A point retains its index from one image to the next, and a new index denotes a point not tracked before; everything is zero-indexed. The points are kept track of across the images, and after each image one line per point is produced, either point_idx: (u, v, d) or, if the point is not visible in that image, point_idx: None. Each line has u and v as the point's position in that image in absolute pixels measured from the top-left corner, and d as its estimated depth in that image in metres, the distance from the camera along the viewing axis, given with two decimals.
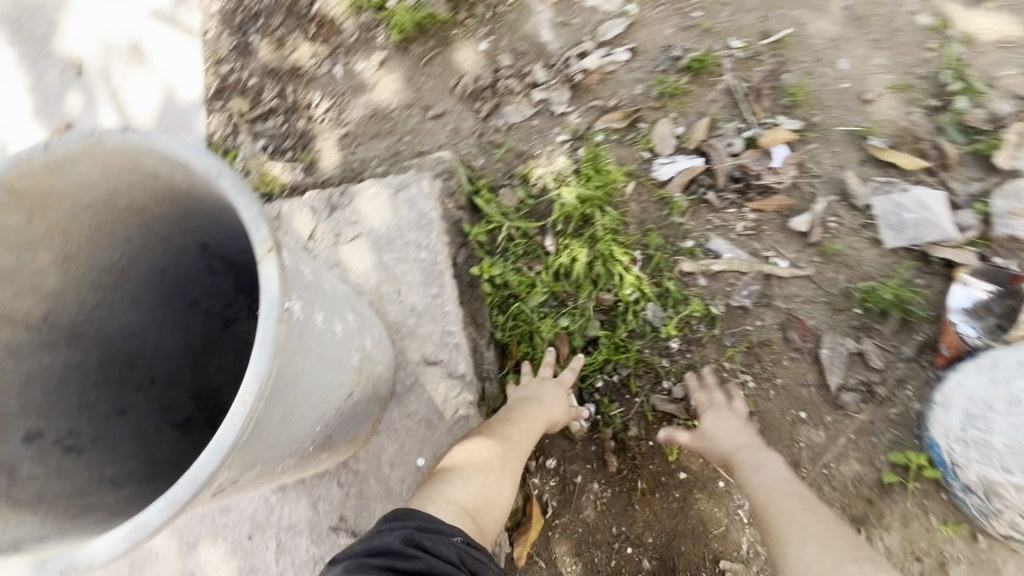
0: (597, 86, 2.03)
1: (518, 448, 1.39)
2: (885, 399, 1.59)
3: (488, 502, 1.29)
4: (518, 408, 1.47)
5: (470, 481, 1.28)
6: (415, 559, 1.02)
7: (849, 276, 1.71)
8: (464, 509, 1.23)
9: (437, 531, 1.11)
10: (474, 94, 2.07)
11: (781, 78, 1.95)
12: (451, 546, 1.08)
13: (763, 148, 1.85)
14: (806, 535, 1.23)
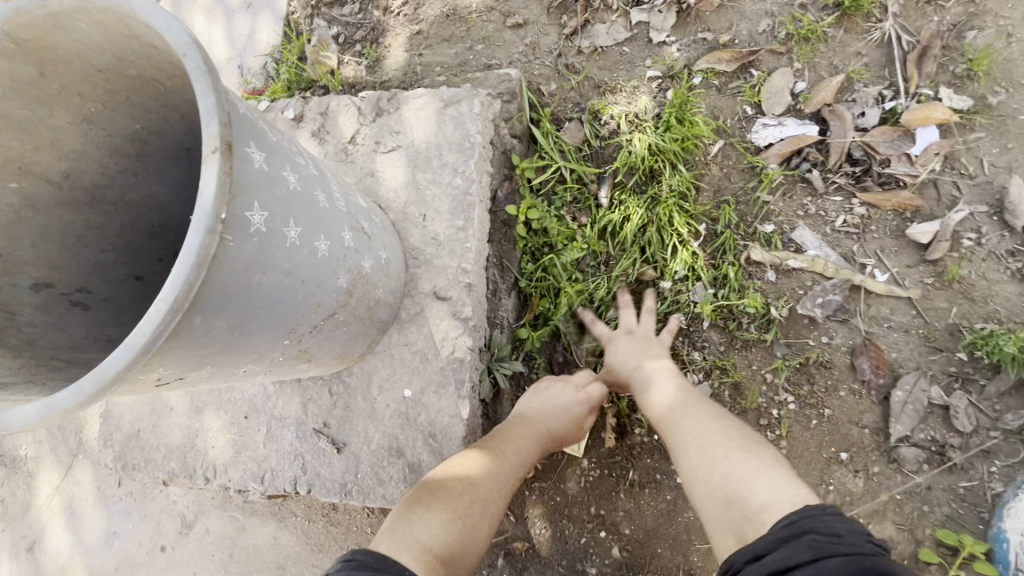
0: (711, 15, 1.66)
1: (505, 486, 1.24)
2: (956, 468, 1.30)
3: (464, 547, 1.14)
4: (513, 436, 1.31)
5: (451, 526, 1.13)
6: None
7: (965, 311, 1.35)
8: (438, 559, 1.09)
9: None
10: (564, 4, 1.79)
11: (965, 36, 1.46)
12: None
13: (905, 126, 1.44)
14: (687, 443, 1.15)
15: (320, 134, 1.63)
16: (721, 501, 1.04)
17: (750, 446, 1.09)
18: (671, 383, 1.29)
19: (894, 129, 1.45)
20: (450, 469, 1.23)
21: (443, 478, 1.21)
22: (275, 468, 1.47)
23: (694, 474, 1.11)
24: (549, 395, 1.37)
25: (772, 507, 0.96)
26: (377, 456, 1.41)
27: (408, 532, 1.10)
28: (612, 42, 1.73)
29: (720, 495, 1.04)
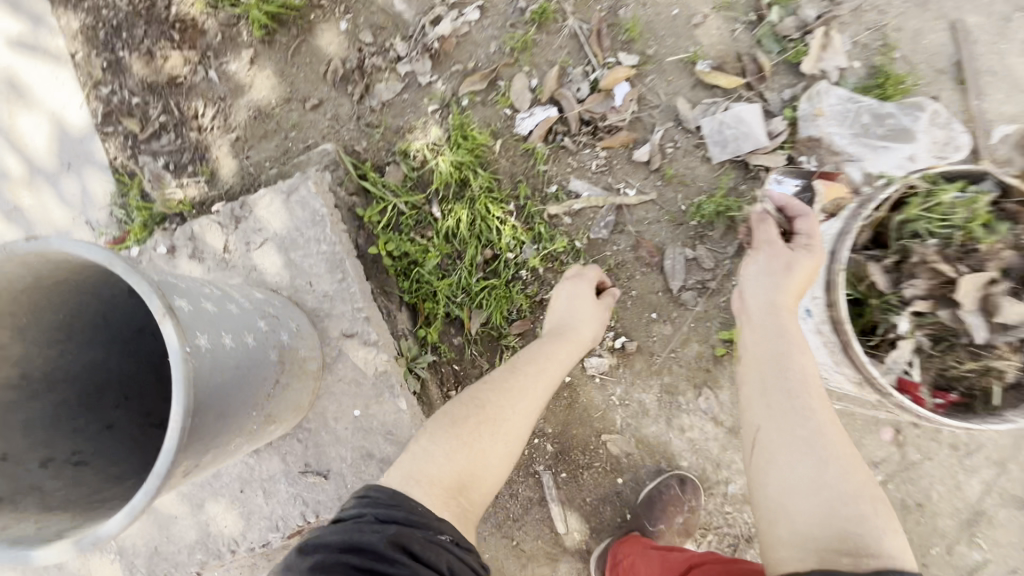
0: (455, 51, 2.18)
1: (521, 407, 1.65)
2: (717, 292, 1.99)
3: (473, 473, 1.55)
4: (537, 363, 1.72)
5: (459, 456, 1.54)
6: (401, 562, 1.25)
7: (685, 193, 2.03)
8: (447, 488, 1.49)
9: (421, 532, 1.34)
10: (345, 77, 2.22)
11: (619, 13, 2.11)
12: (436, 548, 1.32)
13: (606, 88, 2.07)
14: (824, 460, 1.27)
15: (197, 255, 1.97)
16: (831, 529, 1.18)
17: (880, 511, 1.21)
18: (811, 372, 1.41)
19: (601, 93, 2.07)
20: (477, 410, 1.61)
21: (470, 425, 1.58)
22: (283, 514, 1.85)
23: (807, 483, 1.25)
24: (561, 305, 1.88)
25: (885, 553, 1.14)
26: (355, 466, 1.84)
27: (420, 467, 1.50)
28: (393, 93, 2.20)
29: (839, 525, 1.18)
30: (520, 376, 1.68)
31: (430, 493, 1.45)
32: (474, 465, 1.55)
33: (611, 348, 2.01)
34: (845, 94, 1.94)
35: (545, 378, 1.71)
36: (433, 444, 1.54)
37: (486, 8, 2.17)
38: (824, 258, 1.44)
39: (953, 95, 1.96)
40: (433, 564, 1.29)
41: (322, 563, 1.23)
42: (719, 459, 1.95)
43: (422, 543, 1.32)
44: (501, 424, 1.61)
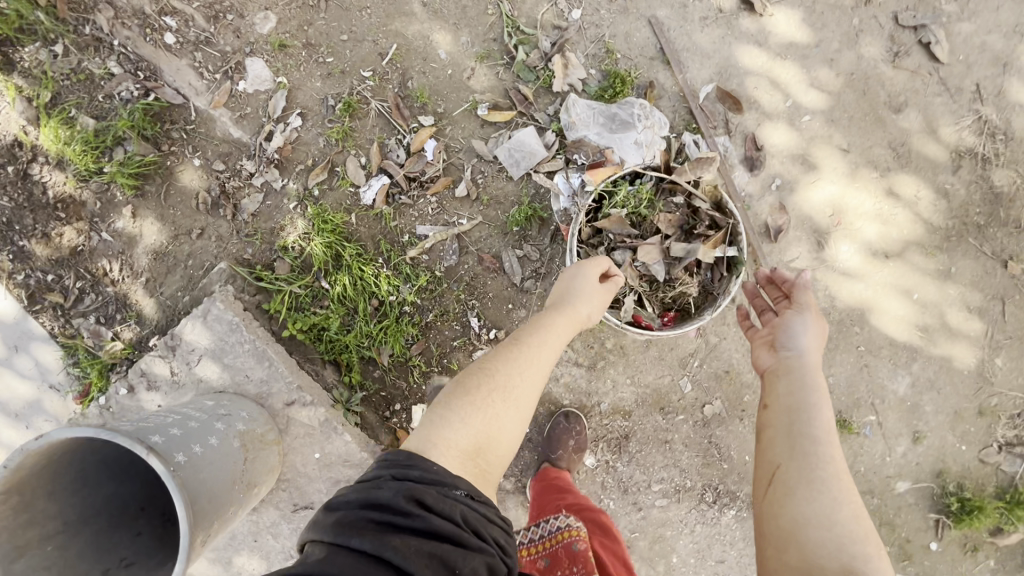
0: (293, 154, 2.67)
1: (527, 379, 1.82)
2: (547, 273, 2.63)
3: (487, 440, 1.73)
4: (536, 337, 1.90)
5: (471, 422, 1.72)
6: (418, 514, 1.43)
7: (502, 209, 2.63)
8: (464, 452, 1.68)
9: (438, 490, 1.52)
10: (215, 203, 2.69)
11: (407, 86, 2.64)
12: (453, 505, 1.50)
13: (418, 149, 2.63)
14: (821, 484, 1.54)
15: (152, 385, 2.48)
16: (835, 558, 1.41)
17: (866, 530, 1.49)
18: (828, 421, 1.67)
19: (415, 154, 2.62)
20: (485, 381, 1.79)
21: (476, 393, 1.75)
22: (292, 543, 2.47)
23: (822, 518, 1.48)
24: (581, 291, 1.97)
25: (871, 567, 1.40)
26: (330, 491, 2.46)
27: (439, 434, 1.68)
28: (258, 203, 2.69)
29: (835, 542, 1.44)
30: (529, 349, 1.86)
31: (449, 457, 1.65)
32: (486, 430, 1.73)
33: (488, 340, 2.65)
34: (586, 102, 2.55)
35: (549, 343, 1.89)
36: (454, 414, 1.72)
37: (305, 113, 2.66)
38: (820, 319, 1.91)
39: (666, 73, 2.59)
40: (448, 513, 1.47)
41: (348, 519, 1.41)
42: (589, 390, 2.64)
43: (436, 495, 1.49)
44: (508, 394, 1.79)
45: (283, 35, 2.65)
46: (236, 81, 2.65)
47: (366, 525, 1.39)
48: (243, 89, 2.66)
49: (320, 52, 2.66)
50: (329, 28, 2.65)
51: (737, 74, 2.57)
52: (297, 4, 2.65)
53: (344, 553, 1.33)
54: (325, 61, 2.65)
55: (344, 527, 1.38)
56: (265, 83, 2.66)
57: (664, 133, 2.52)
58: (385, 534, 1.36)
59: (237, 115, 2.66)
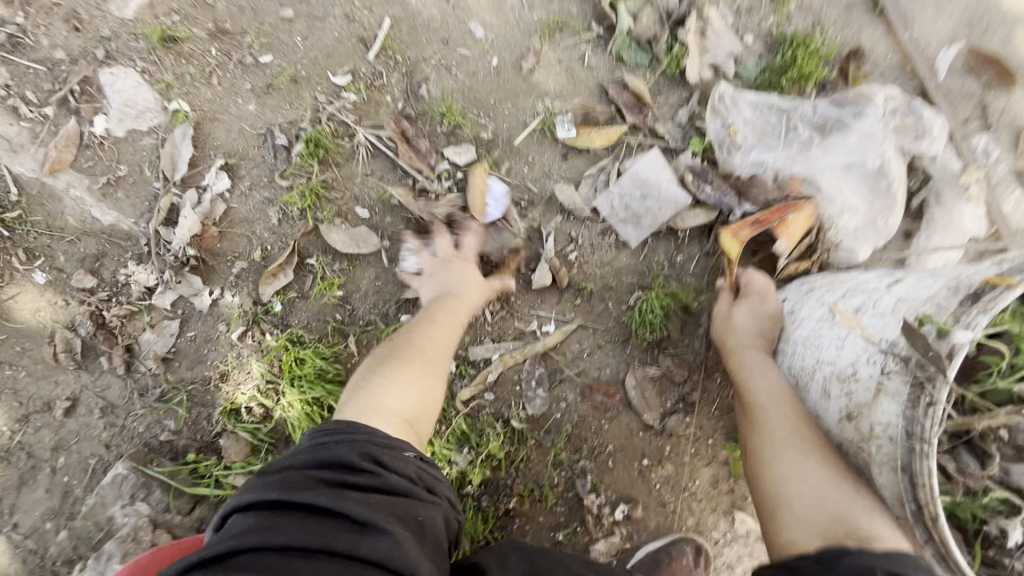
0: (223, 244, 1.44)
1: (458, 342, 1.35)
2: (701, 402, 1.53)
3: (428, 406, 1.20)
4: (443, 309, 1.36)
5: (412, 387, 1.19)
6: (371, 474, 0.91)
7: (616, 299, 1.50)
8: (408, 422, 1.14)
9: (390, 446, 0.99)
10: (88, 349, 1.45)
11: (421, 95, 1.43)
12: (409, 462, 0.98)
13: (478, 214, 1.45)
14: (806, 449, 1.11)
15: None
16: (823, 509, 1.03)
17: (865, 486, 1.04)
18: (785, 386, 1.23)
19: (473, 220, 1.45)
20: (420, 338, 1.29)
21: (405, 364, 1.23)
22: None
23: (797, 474, 1.09)
24: (451, 273, 1.40)
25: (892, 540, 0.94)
26: None
27: (373, 401, 1.14)
28: (171, 341, 1.46)
29: (828, 510, 1.02)
30: (445, 316, 1.34)
31: (393, 429, 1.10)
32: (426, 396, 1.20)
33: (613, 525, 1.55)
34: (758, 98, 1.40)
35: (460, 312, 1.36)
36: (392, 377, 1.19)
37: (235, 165, 1.42)
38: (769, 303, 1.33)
39: (876, 31, 1.48)
40: (405, 473, 0.95)
41: (288, 479, 0.87)
42: None
43: (393, 452, 0.97)
44: (431, 354, 1.27)
45: (167, 19, 1.38)
46: (88, 118, 1.37)
47: (315, 481, 0.87)
48: (104, 131, 1.38)
49: (246, 43, 1.40)
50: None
51: (1001, 23, 1.48)
52: None
53: (292, 519, 0.81)
54: (259, 60, 1.40)
55: (288, 484, 0.85)
56: (147, 115, 1.38)
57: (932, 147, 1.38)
58: (343, 490, 0.86)
59: (101, 183, 1.40)
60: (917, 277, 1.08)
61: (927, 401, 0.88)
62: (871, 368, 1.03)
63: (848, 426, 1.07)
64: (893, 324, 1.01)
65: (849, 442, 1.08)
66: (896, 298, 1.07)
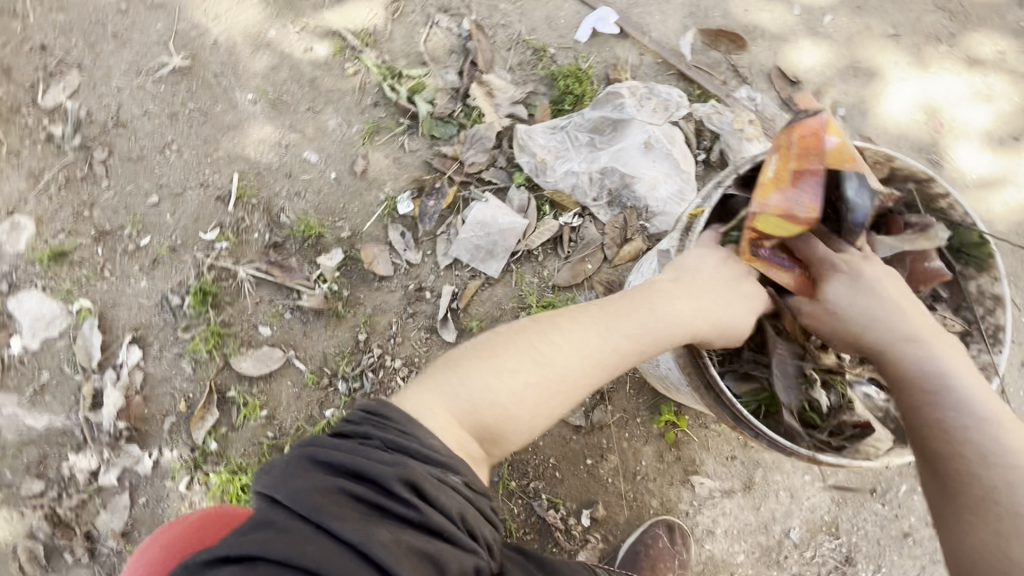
0: (149, 406, 1.59)
1: (653, 336, 1.01)
2: (615, 388, 1.66)
3: (512, 418, 0.94)
4: (638, 303, 1.05)
5: (500, 386, 0.94)
6: (408, 508, 0.78)
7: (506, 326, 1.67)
8: (473, 430, 0.92)
9: (444, 469, 0.85)
10: (51, 549, 1.53)
11: (282, 222, 1.67)
12: (452, 494, 0.83)
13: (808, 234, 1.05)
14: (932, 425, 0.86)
15: None
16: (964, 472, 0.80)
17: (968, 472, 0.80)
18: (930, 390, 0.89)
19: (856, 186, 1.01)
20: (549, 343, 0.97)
21: (462, 386, 0.93)
22: None
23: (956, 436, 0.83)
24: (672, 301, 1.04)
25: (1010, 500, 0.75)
26: None
27: (447, 394, 0.93)
28: (126, 513, 1.56)
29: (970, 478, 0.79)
30: (626, 316, 1.02)
31: (445, 435, 0.89)
32: (504, 409, 0.93)
33: (585, 533, 1.60)
34: (547, 125, 1.70)
35: (653, 304, 1.04)
36: (473, 369, 0.94)
37: (143, 336, 1.60)
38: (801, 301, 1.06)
39: (624, 44, 1.80)
40: (449, 510, 0.81)
41: (316, 492, 0.76)
42: (762, 521, 1.65)
43: (439, 479, 0.83)
44: (552, 355, 0.96)
45: (55, 239, 1.62)
46: (5, 342, 1.56)
47: (346, 509, 0.75)
48: (22, 348, 1.57)
49: (124, 233, 1.64)
50: (126, 197, 1.66)
51: (716, 5, 1.82)
52: (59, 187, 1.64)
53: (315, 551, 0.71)
54: (139, 243, 1.63)
55: (320, 508, 0.74)
56: (55, 321, 1.58)
57: (684, 109, 1.69)
58: (374, 522, 0.75)
59: (30, 394, 1.56)
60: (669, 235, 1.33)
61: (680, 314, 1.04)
62: None
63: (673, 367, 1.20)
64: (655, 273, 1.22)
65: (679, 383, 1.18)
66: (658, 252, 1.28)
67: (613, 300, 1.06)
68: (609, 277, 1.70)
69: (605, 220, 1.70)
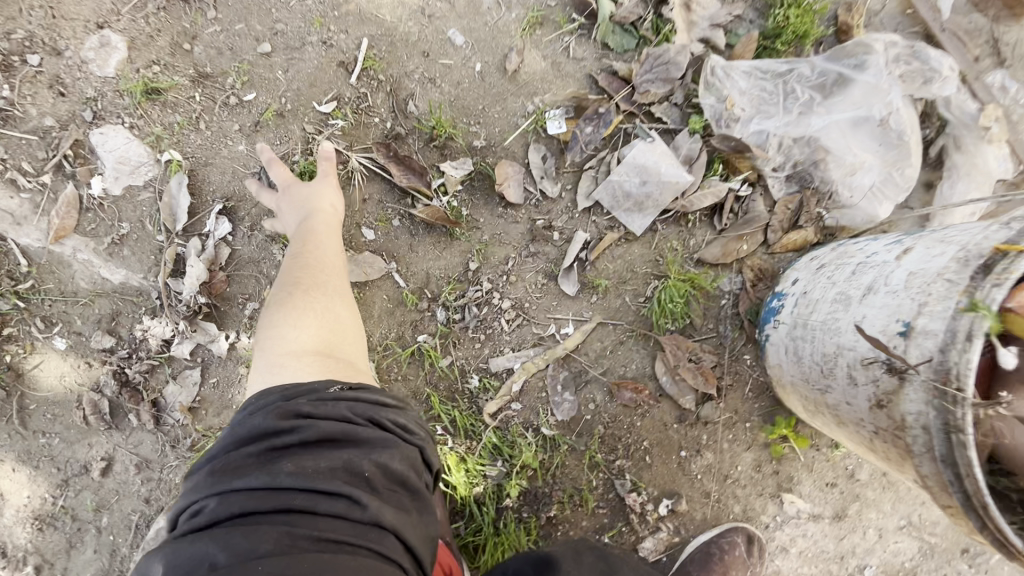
0: (232, 286, 1.44)
1: (329, 228, 1.30)
2: (732, 387, 1.49)
3: (336, 331, 1.17)
4: (317, 224, 1.30)
5: (303, 325, 1.15)
6: (295, 433, 0.92)
7: (633, 292, 1.47)
8: (317, 353, 1.11)
9: (308, 391, 1.00)
10: (117, 408, 1.46)
11: (409, 112, 1.42)
12: (334, 403, 0.98)
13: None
14: None
15: None
16: None
17: None
18: None
19: None
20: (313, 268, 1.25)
21: (277, 339, 1.12)
22: None
23: None
24: (299, 194, 1.32)
25: None
26: None
27: (276, 351, 1.11)
28: (195, 390, 1.47)
29: None
30: (318, 235, 1.28)
31: (304, 363, 1.08)
32: (330, 325, 1.18)
33: (658, 521, 1.52)
34: (755, 66, 1.37)
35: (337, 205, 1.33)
36: (283, 323, 1.15)
37: (234, 208, 1.42)
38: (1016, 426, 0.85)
39: None
40: (337, 416, 0.96)
41: (221, 465, 0.89)
42: (840, 552, 1.56)
43: (316, 396, 0.98)
44: (326, 290, 1.23)
45: (148, 70, 1.37)
46: (84, 180, 1.38)
47: (247, 462, 0.88)
48: (102, 191, 1.38)
49: (226, 83, 1.39)
50: (234, 38, 1.39)
51: None
52: (157, 6, 1.37)
53: (232, 500, 0.84)
54: (243, 98, 1.39)
55: (221, 472, 0.87)
56: (141, 170, 1.39)
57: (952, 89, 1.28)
58: (276, 461, 0.88)
59: (107, 244, 1.40)
60: (926, 246, 1.01)
61: (956, 389, 0.80)
62: (878, 352, 0.97)
63: (879, 415, 0.98)
64: (907, 301, 0.93)
65: (884, 432, 0.98)
66: (902, 274, 0.99)
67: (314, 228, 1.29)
68: (762, 263, 1.47)
69: (779, 196, 1.43)
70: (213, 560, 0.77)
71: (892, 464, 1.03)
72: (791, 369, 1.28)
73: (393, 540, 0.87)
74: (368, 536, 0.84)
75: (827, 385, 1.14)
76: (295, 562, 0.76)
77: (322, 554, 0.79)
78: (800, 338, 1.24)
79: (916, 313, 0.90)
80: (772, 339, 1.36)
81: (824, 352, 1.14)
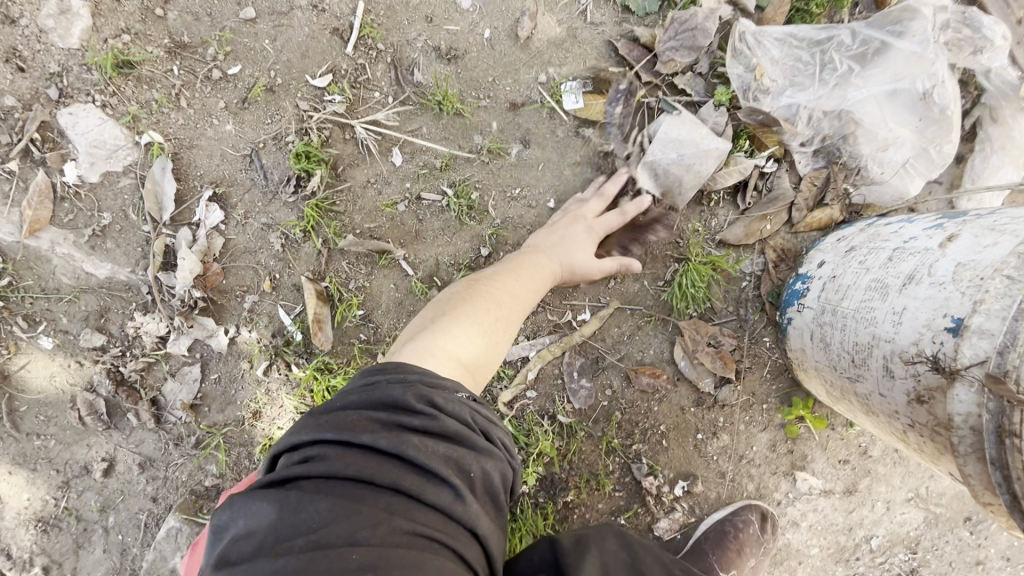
0: (228, 278, 1.35)
1: (544, 282, 1.23)
2: (750, 369, 1.47)
3: (487, 353, 1.09)
4: (536, 260, 1.24)
5: (473, 335, 1.08)
6: (427, 417, 0.87)
7: (651, 276, 1.42)
8: (465, 367, 1.04)
9: (443, 386, 0.94)
10: (114, 407, 1.39)
11: (411, 85, 1.30)
12: (463, 405, 0.93)
13: None
14: None
15: None
16: None
17: None
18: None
19: None
20: (501, 292, 1.17)
21: (446, 334, 1.05)
22: None
23: None
24: (560, 235, 1.28)
25: None
26: None
27: (435, 342, 1.04)
28: (196, 386, 1.40)
29: None
30: (533, 276, 1.22)
31: (452, 373, 1.00)
32: (489, 350, 1.10)
33: (674, 501, 1.52)
34: (789, 33, 1.28)
35: (563, 253, 1.26)
36: (456, 323, 1.08)
37: (226, 194, 1.31)
38: None
39: None
40: (461, 416, 0.91)
41: (346, 422, 0.85)
42: (849, 524, 1.59)
43: (449, 394, 0.93)
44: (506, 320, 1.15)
45: (119, 40, 1.23)
46: (55, 166, 1.25)
47: (372, 427, 0.85)
48: (77, 178, 1.26)
49: (208, 54, 1.26)
50: (213, 2, 1.25)
51: None
52: None
53: (352, 461, 0.81)
54: (228, 72, 1.26)
55: (347, 428, 0.84)
56: (119, 154, 1.26)
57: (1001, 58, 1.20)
58: (402, 434, 0.84)
59: (88, 236, 1.29)
60: (974, 233, 0.96)
61: (1016, 394, 0.77)
62: (924, 347, 0.93)
63: (918, 410, 0.96)
64: (957, 296, 0.89)
65: (922, 427, 0.96)
66: (949, 264, 0.95)
67: (530, 263, 1.24)
68: (785, 244, 1.42)
69: (804, 172, 1.36)
70: (313, 527, 0.74)
71: (925, 455, 1.01)
72: (817, 355, 1.25)
73: (473, 551, 0.84)
74: (459, 540, 0.82)
75: (858, 375, 1.11)
76: (391, 556, 0.74)
77: (412, 548, 0.76)
78: (830, 325, 1.19)
79: (969, 311, 0.86)
80: (795, 324, 1.32)
81: (857, 342, 1.10)
